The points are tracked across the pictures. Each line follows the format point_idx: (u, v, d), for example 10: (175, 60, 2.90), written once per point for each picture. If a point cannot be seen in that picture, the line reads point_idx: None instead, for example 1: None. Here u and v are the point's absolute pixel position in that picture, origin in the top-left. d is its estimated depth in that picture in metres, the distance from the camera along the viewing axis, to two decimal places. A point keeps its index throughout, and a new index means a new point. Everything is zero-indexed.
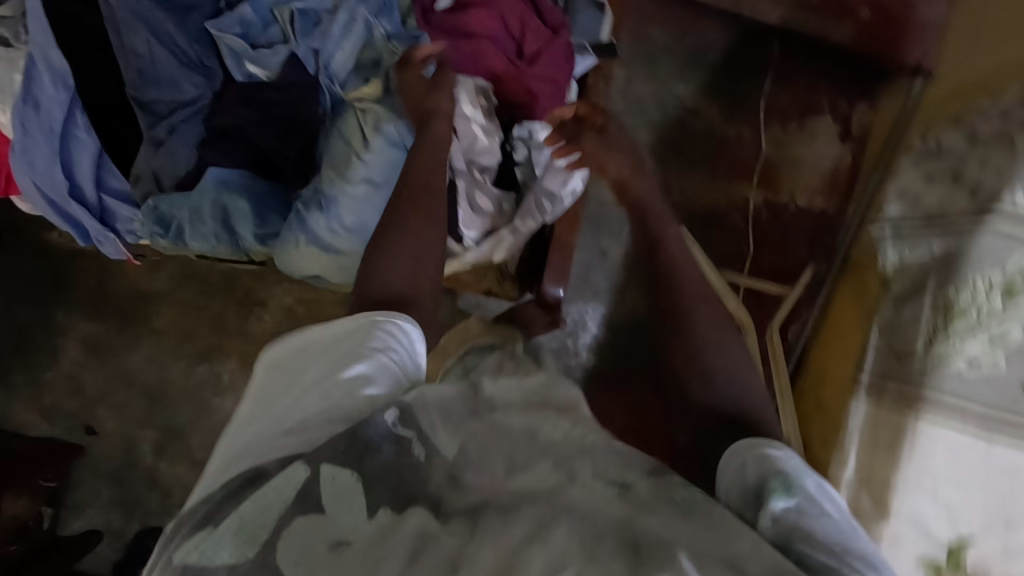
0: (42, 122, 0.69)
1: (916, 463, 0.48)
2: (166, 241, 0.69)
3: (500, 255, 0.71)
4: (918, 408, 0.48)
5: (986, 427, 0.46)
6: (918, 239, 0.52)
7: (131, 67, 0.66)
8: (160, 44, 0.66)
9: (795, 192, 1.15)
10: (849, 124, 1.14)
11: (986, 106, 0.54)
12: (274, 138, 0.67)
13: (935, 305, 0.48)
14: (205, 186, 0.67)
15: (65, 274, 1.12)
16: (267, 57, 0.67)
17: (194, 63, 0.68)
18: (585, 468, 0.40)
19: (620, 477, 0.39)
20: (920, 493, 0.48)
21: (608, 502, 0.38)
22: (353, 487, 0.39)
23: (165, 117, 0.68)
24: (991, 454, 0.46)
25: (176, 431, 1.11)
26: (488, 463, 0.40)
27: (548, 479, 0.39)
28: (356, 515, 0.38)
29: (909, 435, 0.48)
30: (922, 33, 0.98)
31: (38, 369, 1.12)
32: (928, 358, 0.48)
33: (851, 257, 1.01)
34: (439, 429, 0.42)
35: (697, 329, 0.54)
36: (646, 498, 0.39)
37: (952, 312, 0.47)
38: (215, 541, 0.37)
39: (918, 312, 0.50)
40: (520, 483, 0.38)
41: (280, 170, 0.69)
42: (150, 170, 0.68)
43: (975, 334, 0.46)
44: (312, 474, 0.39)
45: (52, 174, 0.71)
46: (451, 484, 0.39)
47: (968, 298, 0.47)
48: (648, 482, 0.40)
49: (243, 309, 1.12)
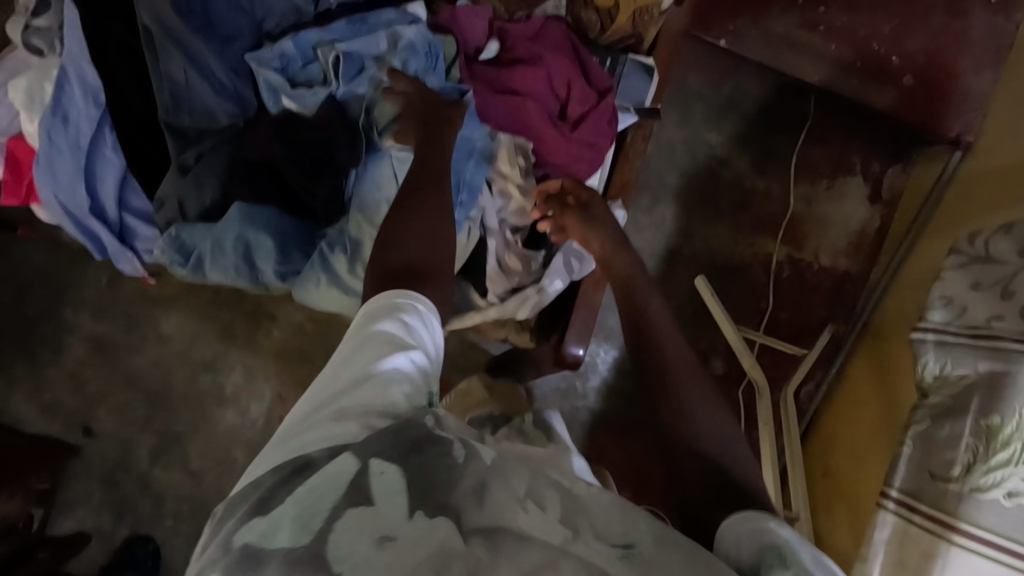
0: (69, 136, 0.68)
1: None
2: (185, 270, 0.70)
3: (523, 313, 0.69)
4: (947, 534, 0.47)
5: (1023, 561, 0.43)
6: (963, 355, 0.50)
7: (165, 92, 0.65)
8: (196, 71, 0.64)
9: (819, 251, 1.12)
10: (880, 187, 1.11)
11: None
12: (304, 176, 0.66)
13: (976, 429, 0.47)
14: (230, 218, 0.67)
15: (77, 269, 1.09)
16: (304, 96, 0.66)
17: (229, 92, 0.67)
18: (585, 525, 0.39)
19: (623, 536, 0.38)
20: None
21: (610, 563, 0.37)
22: (398, 485, 0.39)
23: (193, 144, 0.66)
24: None
25: (174, 438, 1.07)
26: (506, 490, 0.40)
27: (553, 533, 0.38)
28: (399, 512, 0.38)
29: (939, 559, 0.48)
30: (964, 103, 0.91)
31: (40, 363, 1.08)
32: (964, 486, 0.47)
33: (874, 323, 0.99)
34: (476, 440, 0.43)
35: (693, 422, 0.50)
36: (651, 557, 0.37)
37: (995, 439, 0.45)
38: (272, 526, 0.36)
39: (957, 431, 0.48)
40: (529, 528, 0.38)
41: (308, 208, 0.68)
42: (175, 197, 0.67)
43: (1013, 467, 0.44)
44: (362, 467, 0.38)
45: (74, 190, 0.70)
46: (475, 498, 0.39)
47: (1013, 429, 0.44)
48: (652, 536, 0.38)
49: (253, 322, 1.09)
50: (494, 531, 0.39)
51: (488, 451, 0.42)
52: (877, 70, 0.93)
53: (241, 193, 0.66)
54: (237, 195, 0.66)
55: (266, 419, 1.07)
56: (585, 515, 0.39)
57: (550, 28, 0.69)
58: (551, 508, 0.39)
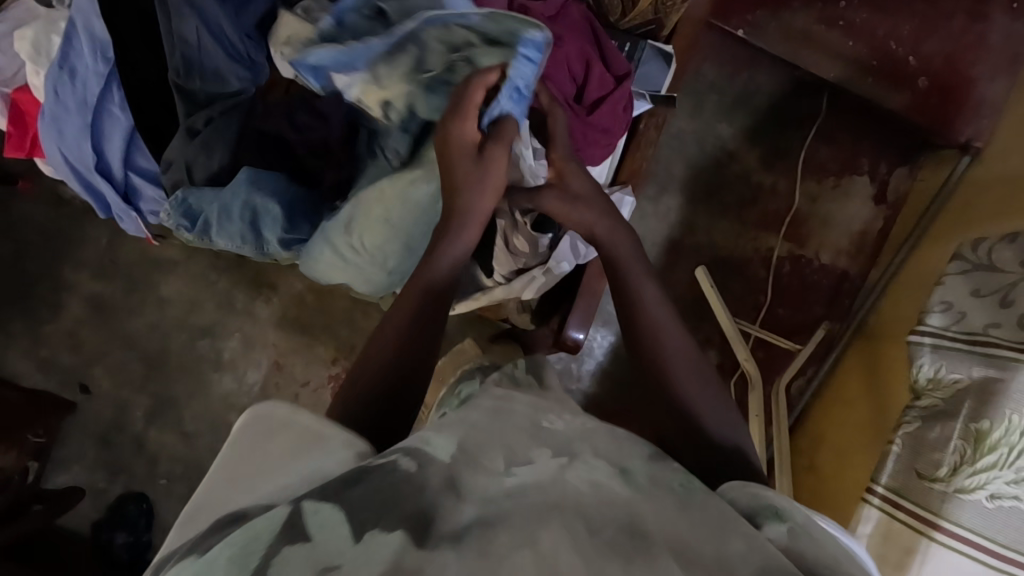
0: (77, 92, 0.67)
1: None
2: (191, 234, 0.70)
3: (528, 293, 0.71)
4: (928, 530, 0.49)
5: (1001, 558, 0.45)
6: (959, 359, 0.51)
7: (177, 54, 0.64)
8: (209, 34, 0.63)
9: (821, 249, 1.13)
10: (885, 189, 1.11)
11: None
12: (311, 149, 0.67)
13: (966, 432, 0.48)
14: (237, 181, 0.66)
15: (78, 228, 1.08)
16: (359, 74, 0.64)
17: (241, 57, 0.66)
18: (585, 450, 0.37)
19: (621, 462, 0.37)
20: None
21: (610, 479, 0.36)
22: (337, 517, 0.31)
23: (204, 108, 0.67)
24: None
25: (170, 400, 1.07)
26: (487, 458, 0.36)
27: (548, 469, 0.35)
28: (342, 540, 0.31)
29: (920, 554, 0.49)
30: (977, 109, 0.90)
31: (39, 320, 1.08)
32: (950, 485, 0.48)
33: (868, 322, 1.00)
34: (432, 439, 0.37)
35: (694, 403, 0.51)
36: (647, 485, 0.36)
37: (983, 442, 0.47)
38: (201, 568, 0.31)
39: (946, 435, 0.49)
40: (520, 480, 0.34)
41: (316, 182, 0.69)
42: (183, 160, 0.67)
43: (997, 469, 0.46)
44: (294, 508, 0.32)
45: (80, 147, 0.69)
46: (450, 488, 0.34)
47: (1001, 434, 0.46)
48: (647, 469, 0.37)
49: (253, 289, 1.09)
50: (462, 532, 0.32)
51: (449, 444, 0.36)
52: (894, 71, 0.92)
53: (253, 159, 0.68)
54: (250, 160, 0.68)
55: (262, 386, 1.07)
56: (578, 444, 0.38)
57: (571, 9, 0.68)
58: (542, 456, 0.36)
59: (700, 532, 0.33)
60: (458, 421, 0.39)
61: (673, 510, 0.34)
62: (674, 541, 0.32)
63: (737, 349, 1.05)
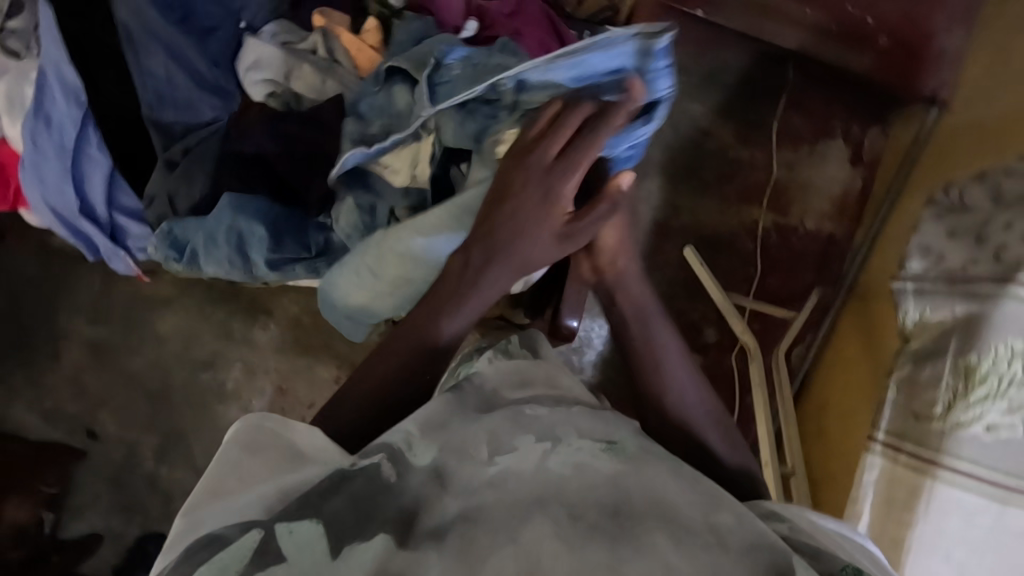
0: (54, 138, 0.68)
1: (932, 523, 0.50)
2: (181, 265, 0.70)
3: (517, 287, 0.72)
4: (932, 469, 0.50)
5: (1003, 490, 0.46)
6: (941, 299, 0.52)
7: (148, 88, 0.66)
8: (178, 66, 0.66)
9: (805, 216, 1.14)
10: (861, 150, 1.13)
11: (1009, 165, 0.54)
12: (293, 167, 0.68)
13: (956, 369, 0.49)
14: (220, 211, 0.67)
15: (69, 276, 1.09)
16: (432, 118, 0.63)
17: (212, 86, 0.68)
18: (568, 432, 0.39)
19: (607, 436, 0.39)
20: (934, 553, 0.49)
21: (597, 457, 0.38)
22: (316, 531, 0.33)
23: (180, 139, 0.68)
24: (1004, 516, 0.46)
25: (178, 436, 1.08)
26: (471, 447, 0.39)
27: (532, 454, 0.38)
28: (319, 555, 0.33)
29: (926, 495, 0.50)
30: (938, 61, 0.92)
31: (38, 370, 1.09)
32: (947, 422, 0.49)
33: (859, 282, 1.02)
34: (414, 442, 0.39)
35: (673, 380, 0.54)
36: (632, 453, 0.39)
37: (973, 377, 0.47)
38: None
39: (938, 373, 0.50)
40: (503, 466, 0.37)
41: (299, 199, 0.69)
42: (165, 193, 0.69)
43: (990, 401, 0.46)
44: (266, 534, 0.34)
45: (63, 191, 0.71)
46: (435, 483, 0.37)
47: (989, 365, 0.47)
48: (632, 441, 0.40)
49: (248, 317, 1.09)
50: (445, 527, 0.35)
51: (430, 448, 0.38)
52: (853, 33, 0.94)
53: (232, 183, 0.68)
54: (228, 186, 0.68)
55: (268, 412, 1.08)
56: (562, 427, 0.40)
57: (528, 4, 0.69)
58: (525, 442, 0.38)
59: (679, 500, 0.36)
60: (441, 423, 0.40)
61: (653, 482, 0.37)
62: (651, 508, 0.36)
63: (734, 323, 1.06)
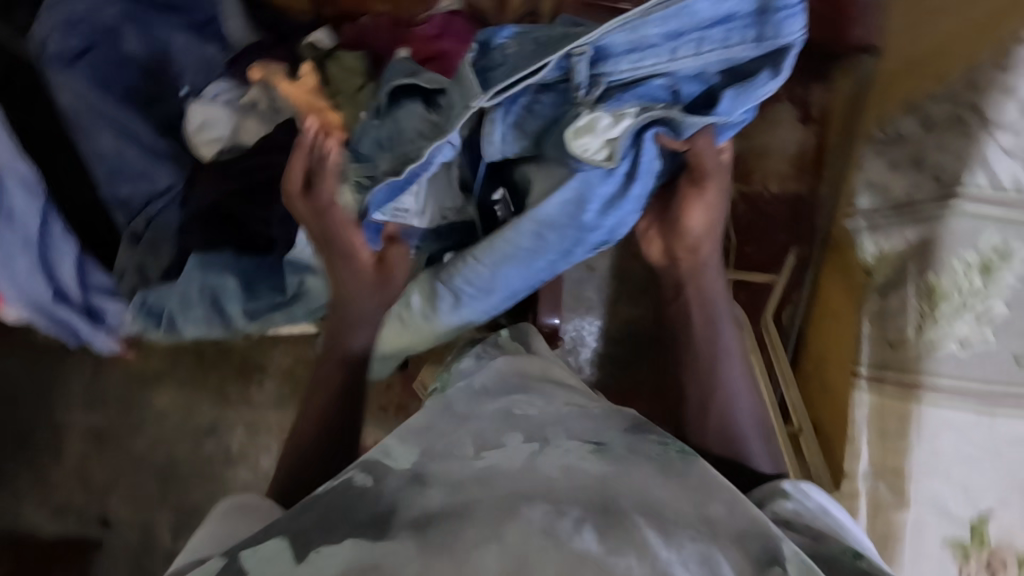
0: (17, 234, 0.67)
1: (924, 444, 0.51)
2: (160, 331, 0.72)
3: None
4: (916, 395, 0.50)
5: (988, 403, 0.49)
6: (892, 227, 0.53)
7: (100, 165, 0.69)
8: (127, 141, 0.69)
9: (767, 180, 1.16)
10: (808, 107, 1.15)
11: (933, 88, 0.55)
12: (247, 203, 0.67)
13: (920, 290, 0.50)
14: (191, 270, 0.68)
15: (61, 369, 1.10)
16: (546, 105, 0.60)
17: (161, 152, 0.71)
18: (557, 433, 0.38)
19: (595, 437, 0.37)
20: (935, 476, 0.51)
21: (584, 458, 0.36)
22: (281, 546, 0.33)
23: (141, 211, 0.70)
24: (996, 424, 0.49)
25: (191, 508, 1.07)
26: (458, 443, 0.37)
27: (519, 455, 0.36)
28: (284, 565, 0.32)
29: (916, 421, 0.50)
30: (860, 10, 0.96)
31: (43, 469, 1.08)
32: (921, 343, 0.50)
33: (832, 235, 1.03)
34: (393, 449, 0.38)
35: (725, 383, 0.58)
36: (623, 453, 0.36)
37: (936, 295, 0.49)
38: None
39: (905, 299, 0.51)
40: (490, 460, 0.36)
41: (260, 238, 0.68)
42: (134, 265, 0.70)
43: (961, 315, 0.49)
44: (229, 559, 0.33)
45: (35, 287, 0.71)
46: (413, 485, 0.35)
47: (950, 281, 0.49)
48: (624, 439, 0.37)
49: (243, 377, 1.10)
50: (427, 519, 0.33)
51: (411, 452, 0.37)
52: None
53: (198, 241, 0.68)
54: (194, 245, 0.68)
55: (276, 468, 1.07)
56: (551, 427, 0.38)
57: (454, 23, 0.71)
58: (514, 440, 0.37)
59: (666, 497, 0.34)
60: (425, 428, 0.39)
61: (649, 478, 0.35)
62: (639, 503, 0.33)
63: None
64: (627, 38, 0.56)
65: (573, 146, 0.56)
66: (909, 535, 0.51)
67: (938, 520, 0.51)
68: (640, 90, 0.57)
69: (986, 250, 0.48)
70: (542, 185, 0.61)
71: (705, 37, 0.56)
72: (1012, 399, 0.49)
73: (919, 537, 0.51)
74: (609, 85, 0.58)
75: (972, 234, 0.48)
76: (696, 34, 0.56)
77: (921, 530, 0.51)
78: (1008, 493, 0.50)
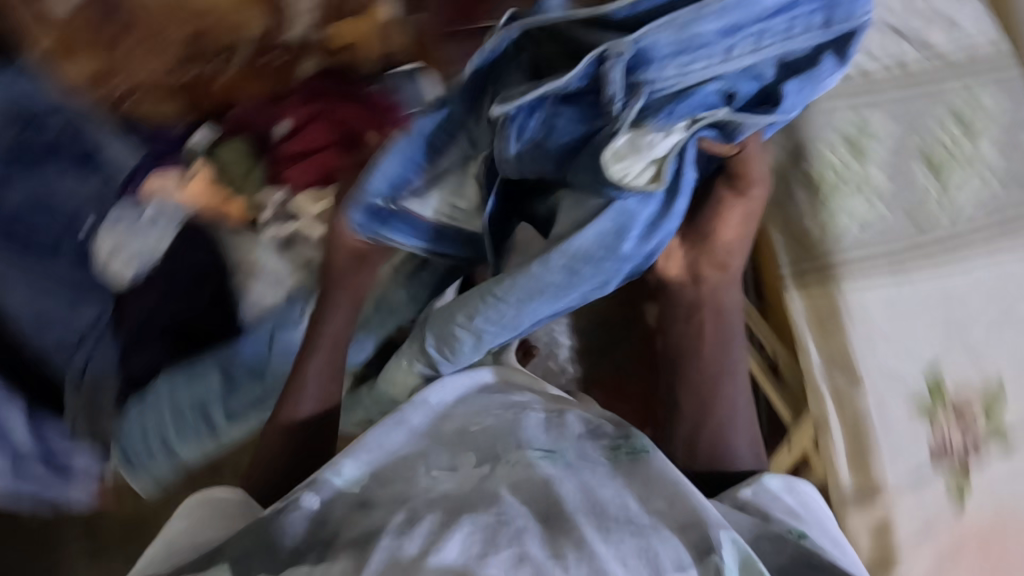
0: None
1: (857, 319, 0.59)
2: (139, 479, 0.65)
3: None
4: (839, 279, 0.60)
5: (900, 263, 0.60)
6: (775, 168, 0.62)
7: (30, 311, 0.64)
8: (42, 283, 0.64)
9: None
10: None
11: None
12: (188, 306, 0.64)
13: (806, 180, 0.61)
14: (159, 392, 0.63)
15: None
16: (560, 127, 0.45)
17: (84, 285, 0.65)
18: (508, 448, 0.38)
19: (548, 446, 0.37)
20: (880, 347, 0.59)
21: (535, 465, 0.36)
22: None
23: (82, 347, 0.65)
24: (915, 282, 0.60)
25: None
26: (409, 469, 0.37)
27: (470, 479, 0.35)
28: None
29: (843, 299, 0.59)
30: None
31: None
32: (828, 232, 0.60)
33: None
34: (342, 475, 0.37)
35: (723, 406, 0.49)
36: (574, 459, 0.37)
37: (819, 180, 0.61)
38: None
39: (797, 194, 0.61)
40: (441, 487, 0.35)
41: (207, 333, 0.65)
42: (82, 408, 0.65)
43: (852, 195, 0.61)
44: None
45: None
46: (357, 509, 0.35)
47: (828, 166, 0.61)
48: (577, 446, 0.38)
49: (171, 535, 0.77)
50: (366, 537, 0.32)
51: (361, 476, 0.37)
52: None
53: (141, 365, 0.64)
54: (138, 370, 0.64)
55: None
56: (502, 443, 0.38)
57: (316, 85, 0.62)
58: (465, 463, 0.37)
59: (619, 496, 0.35)
60: (384, 449, 0.39)
61: (599, 482, 0.35)
62: (585, 508, 0.33)
63: None
64: (672, 32, 0.41)
65: (610, 171, 0.42)
66: (877, 411, 0.58)
67: (893, 383, 0.59)
68: (693, 100, 0.42)
69: (839, 128, 0.62)
70: (569, 221, 0.46)
71: (766, 29, 0.42)
72: (924, 258, 0.60)
73: (886, 410, 0.58)
74: (651, 97, 0.42)
75: (828, 120, 0.62)
76: (755, 28, 0.41)
77: (884, 406, 0.58)
78: (943, 340, 0.60)
